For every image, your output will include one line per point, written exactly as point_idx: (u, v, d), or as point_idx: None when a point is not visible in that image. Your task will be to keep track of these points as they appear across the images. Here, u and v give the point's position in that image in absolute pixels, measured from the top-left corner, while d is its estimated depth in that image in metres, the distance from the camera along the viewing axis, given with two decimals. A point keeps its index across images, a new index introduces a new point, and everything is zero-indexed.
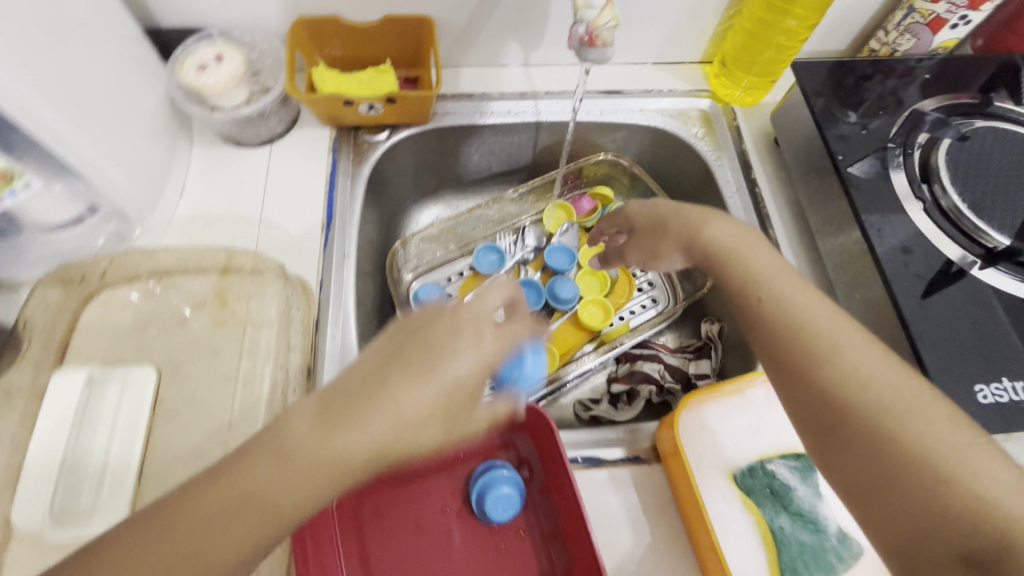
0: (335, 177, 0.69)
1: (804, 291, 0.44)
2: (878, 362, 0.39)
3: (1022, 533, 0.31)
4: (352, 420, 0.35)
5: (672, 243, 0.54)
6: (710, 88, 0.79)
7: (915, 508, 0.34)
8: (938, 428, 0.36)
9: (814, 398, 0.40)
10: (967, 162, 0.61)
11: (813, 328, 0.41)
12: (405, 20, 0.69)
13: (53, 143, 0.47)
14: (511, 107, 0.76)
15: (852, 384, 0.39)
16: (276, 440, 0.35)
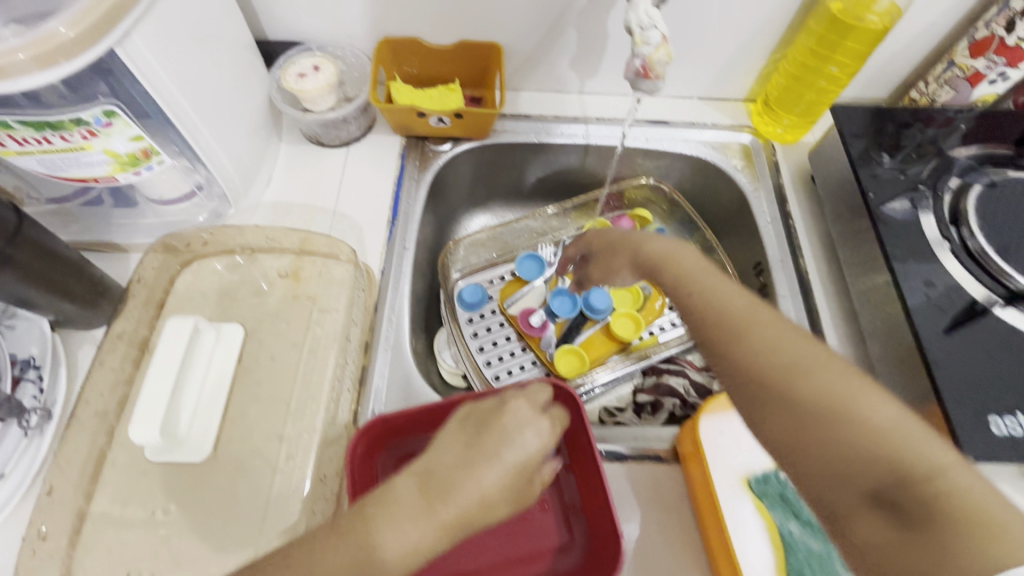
0: (402, 180, 0.76)
1: (718, 278, 0.48)
2: (775, 329, 0.44)
3: (913, 463, 0.36)
4: (443, 494, 0.39)
5: (621, 260, 0.59)
6: (752, 124, 0.84)
7: (830, 459, 0.38)
8: (837, 379, 0.40)
9: (732, 365, 0.44)
10: (995, 210, 0.64)
11: (727, 307, 0.46)
12: (477, 46, 0.77)
13: (189, 136, 0.57)
14: (564, 129, 0.83)
15: (766, 351, 0.43)
16: (366, 536, 0.38)
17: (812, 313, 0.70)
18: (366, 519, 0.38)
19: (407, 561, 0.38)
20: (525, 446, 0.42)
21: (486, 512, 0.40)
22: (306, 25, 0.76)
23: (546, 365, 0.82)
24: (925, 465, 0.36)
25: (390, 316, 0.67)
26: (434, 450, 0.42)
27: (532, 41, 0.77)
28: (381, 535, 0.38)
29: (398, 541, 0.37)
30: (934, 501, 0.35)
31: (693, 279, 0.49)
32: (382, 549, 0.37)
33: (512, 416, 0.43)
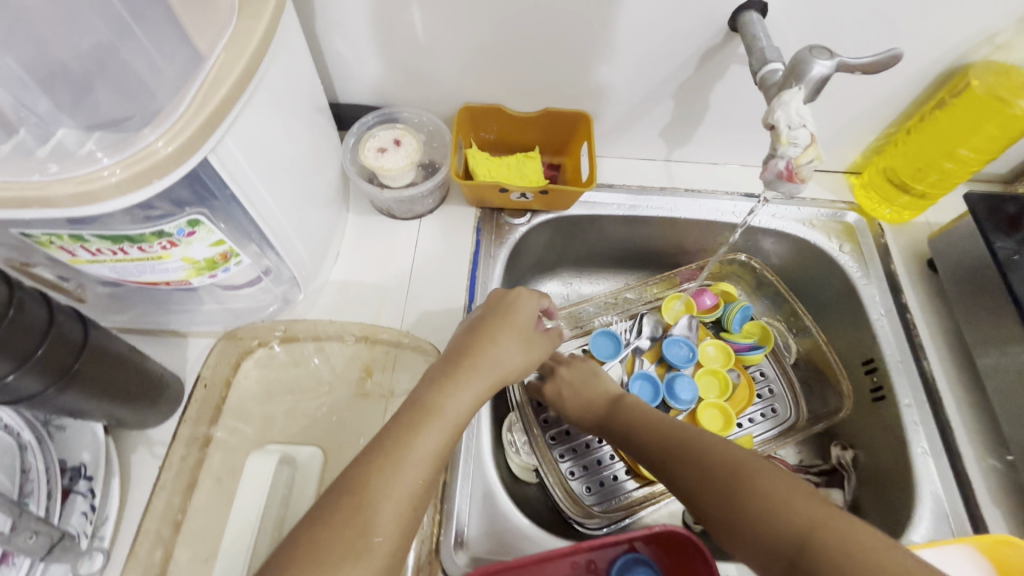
0: (478, 258, 0.70)
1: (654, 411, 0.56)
2: (708, 435, 0.49)
3: (811, 527, 0.39)
4: (482, 357, 0.51)
5: (584, 406, 0.63)
6: (855, 201, 0.76)
7: (761, 533, 0.41)
8: (748, 462, 0.45)
9: (673, 470, 0.49)
10: None
11: (666, 428, 0.53)
12: (564, 114, 0.71)
13: (259, 219, 0.50)
14: (651, 200, 0.77)
15: (690, 454, 0.48)
16: (430, 433, 0.44)
17: (942, 427, 0.62)
18: (428, 414, 0.45)
19: (432, 461, 0.43)
20: (530, 327, 0.57)
21: (513, 355, 0.54)
22: (383, 90, 0.71)
23: (626, 461, 0.73)
24: (805, 526, 0.39)
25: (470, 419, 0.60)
26: (434, 379, 0.49)
27: (623, 110, 0.72)
28: (428, 440, 0.44)
29: (457, 405, 0.47)
30: (842, 555, 0.37)
31: (642, 409, 0.57)
32: (447, 419, 0.46)
33: (529, 302, 0.58)
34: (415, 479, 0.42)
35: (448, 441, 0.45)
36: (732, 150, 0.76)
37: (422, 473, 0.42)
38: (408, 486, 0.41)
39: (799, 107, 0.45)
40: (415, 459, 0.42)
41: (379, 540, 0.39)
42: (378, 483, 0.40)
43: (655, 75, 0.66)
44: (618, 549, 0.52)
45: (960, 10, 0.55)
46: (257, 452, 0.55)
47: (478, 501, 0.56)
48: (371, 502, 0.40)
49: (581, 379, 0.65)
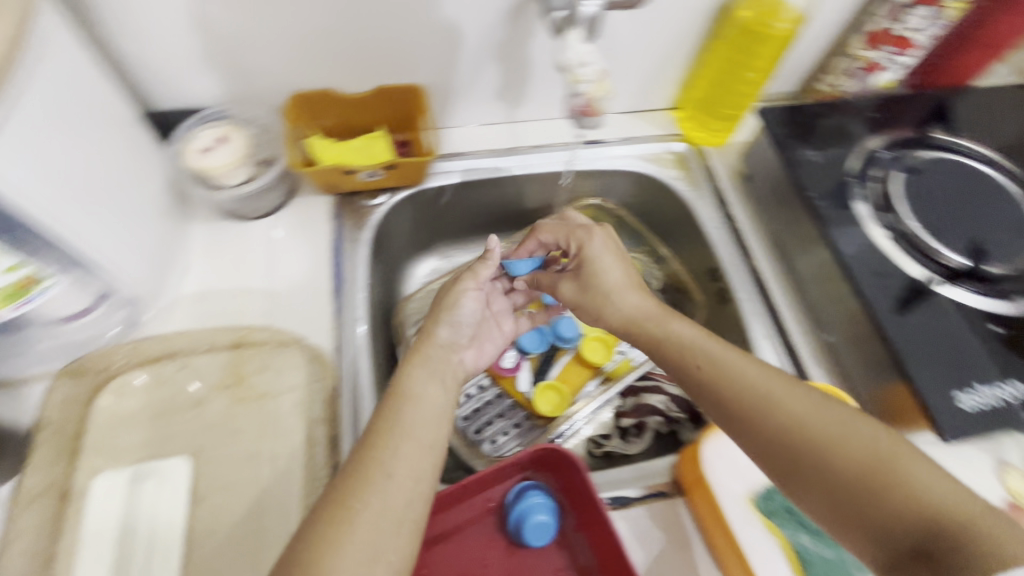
0: (340, 243, 0.71)
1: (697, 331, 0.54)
2: (742, 364, 0.50)
3: (946, 514, 0.38)
4: (425, 342, 0.57)
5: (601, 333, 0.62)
6: (681, 133, 0.85)
7: (835, 489, 0.43)
8: (822, 417, 0.45)
9: (723, 415, 0.49)
10: (922, 192, 0.66)
11: (721, 365, 0.50)
12: (396, 90, 0.72)
13: (58, 236, 0.46)
14: (501, 161, 0.81)
15: (732, 391, 0.49)
16: (408, 418, 0.49)
17: (774, 313, 0.70)
18: (399, 398, 0.50)
19: (420, 435, 0.48)
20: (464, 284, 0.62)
21: (450, 320, 0.60)
22: (203, 90, 0.68)
23: (524, 405, 0.79)
24: (952, 516, 0.38)
25: (354, 399, 0.61)
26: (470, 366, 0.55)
27: (454, 77, 0.74)
28: (407, 423, 0.48)
29: (418, 388, 0.52)
30: (968, 532, 0.37)
31: (657, 335, 0.56)
32: (423, 404, 0.50)
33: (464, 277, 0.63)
34: (400, 459, 0.46)
35: (430, 417, 0.50)
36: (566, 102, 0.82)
37: (414, 449, 0.47)
38: (394, 462, 0.45)
39: (580, 46, 0.50)
40: (405, 435, 0.47)
41: (406, 513, 0.44)
42: (371, 462, 0.45)
43: (472, 36, 0.69)
44: (512, 480, 0.56)
45: None
46: (104, 472, 0.53)
47: None
48: (357, 484, 0.44)
49: (596, 305, 0.62)
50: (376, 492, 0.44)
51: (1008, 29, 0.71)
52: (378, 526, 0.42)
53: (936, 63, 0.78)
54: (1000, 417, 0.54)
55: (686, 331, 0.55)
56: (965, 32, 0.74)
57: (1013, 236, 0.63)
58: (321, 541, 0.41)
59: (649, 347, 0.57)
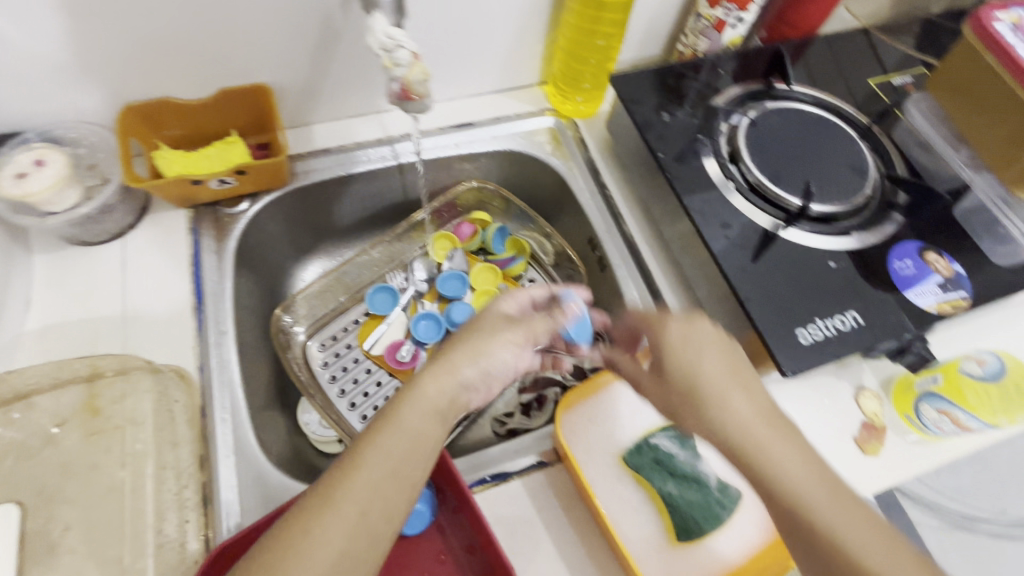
0: (199, 257, 0.68)
1: (746, 394, 0.49)
2: (773, 436, 0.47)
3: None
4: (445, 374, 0.50)
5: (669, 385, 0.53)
6: (553, 106, 0.85)
7: None
8: (868, 545, 0.42)
9: (762, 505, 0.46)
10: (764, 140, 0.68)
11: (763, 459, 0.46)
12: (238, 91, 0.69)
13: None
14: (370, 154, 0.80)
15: (761, 466, 0.46)
16: (390, 444, 0.46)
17: (645, 275, 0.73)
18: (391, 407, 0.48)
19: (390, 468, 0.45)
20: (505, 331, 0.53)
21: (483, 365, 0.51)
22: (20, 111, 0.63)
23: None
24: None
25: (224, 415, 0.59)
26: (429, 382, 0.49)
27: (302, 72, 0.71)
28: (389, 446, 0.46)
29: (427, 403, 0.48)
30: None
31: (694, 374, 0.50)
32: (406, 428, 0.47)
33: (504, 302, 0.56)
34: (367, 486, 0.44)
35: (406, 447, 0.46)
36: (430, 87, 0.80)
37: (383, 471, 0.45)
38: (375, 495, 0.44)
39: (386, 30, 0.49)
40: (366, 465, 0.44)
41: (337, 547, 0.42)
42: (326, 491, 0.43)
43: (309, 28, 0.66)
44: None
45: None
46: None
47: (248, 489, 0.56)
48: (313, 516, 0.42)
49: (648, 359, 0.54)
50: (315, 525, 0.42)
51: None
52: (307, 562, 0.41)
53: (783, 16, 0.81)
54: (834, 347, 0.57)
55: (728, 386, 0.49)
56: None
57: (848, 174, 0.67)
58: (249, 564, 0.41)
59: (690, 418, 0.50)
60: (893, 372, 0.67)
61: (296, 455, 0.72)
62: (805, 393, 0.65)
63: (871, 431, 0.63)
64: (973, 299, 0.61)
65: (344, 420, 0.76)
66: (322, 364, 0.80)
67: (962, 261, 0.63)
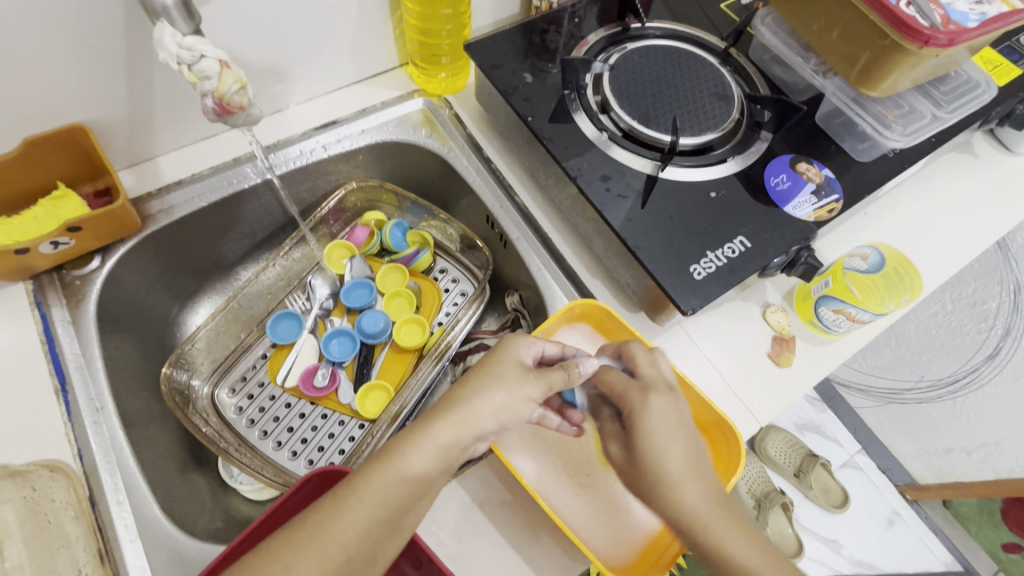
0: (52, 332, 0.60)
1: (684, 456, 0.48)
2: (686, 477, 0.48)
3: None
4: (462, 425, 0.47)
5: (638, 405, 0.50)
6: (419, 87, 0.81)
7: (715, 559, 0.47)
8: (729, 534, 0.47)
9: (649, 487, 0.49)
10: (627, 83, 0.67)
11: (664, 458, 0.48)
12: (48, 136, 0.60)
13: None
14: (231, 175, 0.72)
15: (672, 492, 0.48)
16: (385, 486, 0.44)
17: (546, 243, 0.71)
18: (400, 443, 0.46)
19: (382, 513, 0.44)
20: (527, 383, 0.51)
21: (503, 413, 0.49)
22: None
23: (354, 415, 0.75)
24: None
25: (119, 497, 0.54)
26: (437, 429, 0.47)
27: (121, 104, 0.63)
28: (391, 488, 0.44)
29: (430, 450, 0.46)
30: None
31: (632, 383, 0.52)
32: (407, 475, 0.45)
33: (522, 348, 0.53)
34: (355, 528, 0.43)
35: (404, 493, 0.44)
36: (280, 92, 0.74)
37: (376, 517, 0.43)
38: (366, 534, 0.43)
39: (176, 39, 0.44)
40: (359, 506, 0.43)
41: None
42: (317, 524, 0.43)
43: (110, 56, 0.58)
44: None
45: None
46: None
47: (165, 566, 0.53)
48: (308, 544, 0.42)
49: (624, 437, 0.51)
50: (303, 548, 0.42)
51: None
52: None
53: None
54: (728, 275, 0.58)
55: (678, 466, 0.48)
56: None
57: (713, 101, 0.67)
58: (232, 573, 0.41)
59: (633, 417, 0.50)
60: (792, 284, 0.70)
61: (227, 513, 0.67)
62: (717, 323, 0.67)
63: (782, 343, 0.66)
64: (846, 200, 0.63)
65: (273, 462, 0.72)
66: (237, 409, 0.75)
67: (830, 165, 0.66)
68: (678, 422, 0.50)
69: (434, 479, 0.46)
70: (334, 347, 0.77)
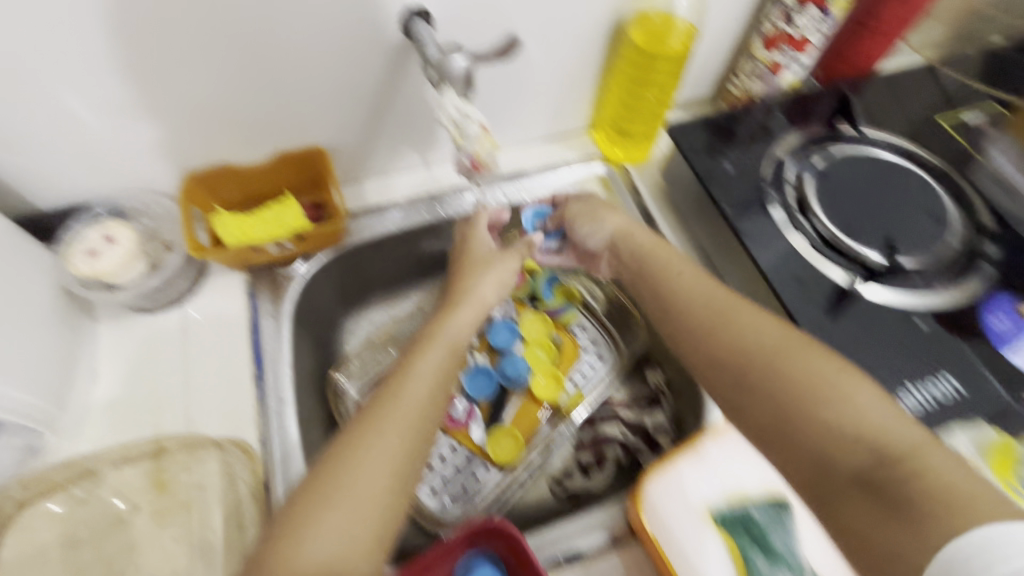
0: (257, 322, 0.68)
1: (820, 359, 0.48)
2: (890, 418, 0.44)
3: (953, 487, 0.39)
4: (460, 315, 0.63)
5: (745, 343, 0.52)
6: (601, 152, 0.84)
7: (836, 423, 0.44)
8: (885, 416, 0.44)
9: (765, 398, 0.49)
10: (832, 189, 0.66)
11: (804, 369, 0.48)
12: (296, 154, 0.70)
13: None
14: (423, 208, 0.78)
15: (852, 417, 0.44)
16: (408, 399, 0.53)
17: None
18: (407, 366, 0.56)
19: (415, 418, 0.52)
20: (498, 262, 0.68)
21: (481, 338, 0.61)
22: (87, 182, 0.65)
23: (482, 455, 0.76)
24: (904, 448, 0.42)
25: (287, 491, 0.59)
26: (431, 356, 0.57)
27: (355, 134, 0.72)
28: (395, 419, 0.51)
29: (437, 356, 0.57)
30: (925, 496, 0.39)
31: (710, 302, 0.56)
32: (418, 382, 0.55)
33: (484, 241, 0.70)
34: (396, 441, 0.50)
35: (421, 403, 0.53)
36: None
37: (388, 463, 0.49)
38: (380, 485, 0.48)
39: (457, 105, 0.48)
40: (391, 419, 0.51)
41: (377, 493, 0.47)
42: (352, 450, 0.49)
43: (363, 97, 0.67)
44: (458, 553, 0.56)
45: None
46: None
47: None
48: (326, 497, 0.46)
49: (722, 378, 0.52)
50: (344, 464, 0.48)
51: (900, 21, 0.73)
52: (341, 516, 0.45)
53: (840, 54, 0.79)
54: (928, 416, 0.54)
55: (807, 359, 0.48)
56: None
57: (926, 222, 0.64)
58: (303, 522, 0.45)
59: (726, 340, 0.53)
60: None
61: None
62: None
63: None
64: None
65: None
66: None
67: None
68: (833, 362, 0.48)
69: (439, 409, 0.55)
70: (473, 384, 0.80)
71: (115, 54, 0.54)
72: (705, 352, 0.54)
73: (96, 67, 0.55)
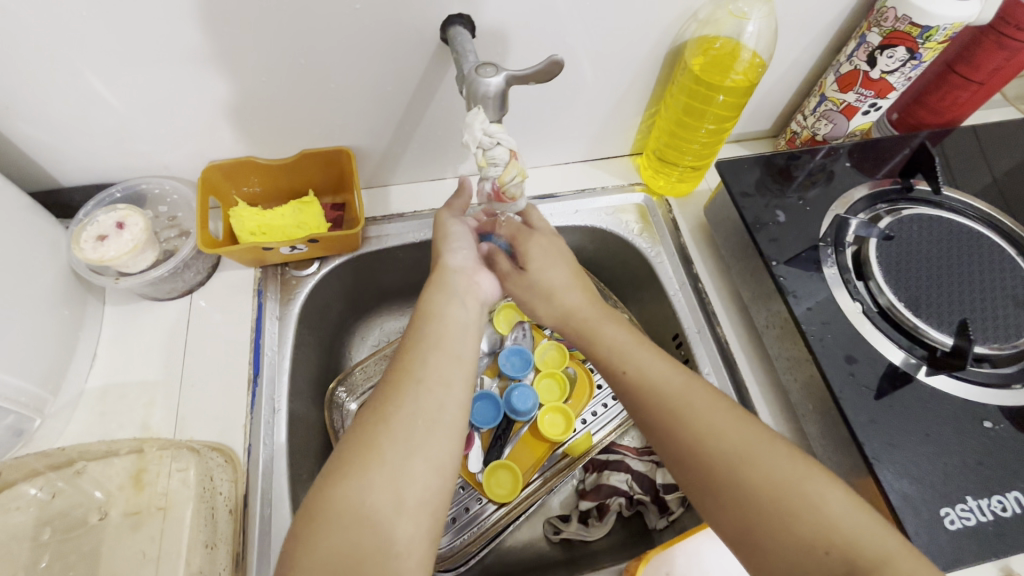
0: (261, 322, 0.65)
1: (779, 458, 0.44)
2: (842, 514, 0.41)
3: (865, 559, 0.39)
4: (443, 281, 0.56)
5: (709, 428, 0.46)
6: (643, 181, 0.78)
7: (796, 533, 0.41)
8: (840, 517, 0.41)
9: (724, 503, 0.44)
10: (899, 256, 0.59)
11: (770, 476, 0.43)
12: (322, 153, 0.67)
13: None
14: None
15: (824, 525, 0.41)
16: (427, 371, 0.48)
17: (739, 390, 0.62)
18: (423, 334, 0.51)
19: (429, 395, 0.46)
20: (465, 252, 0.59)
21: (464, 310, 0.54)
22: (111, 162, 0.63)
23: (476, 486, 0.72)
24: (868, 559, 0.39)
25: (266, 509, 0.55)
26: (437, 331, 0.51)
27: (385, 138, 0.68)
28: (410, 404, 0.46)
29: (442, 330, 0.51)
30: None
31: (661, 396, 0.48)
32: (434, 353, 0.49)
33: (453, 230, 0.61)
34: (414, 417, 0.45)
35: (440, 383, 0.47)
36: None
37: (407, 439, 0.44)
38: (410, 475, 0.42)
39: (485, 126, 0.44)
40: (409, 399, 0.46)
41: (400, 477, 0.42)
42: (365, 437, 0.44)
43: (395, 102, 0.64)
44: None
45: (644, 7, 0.58)
46: None
47: None
48: (343, 499, 0.41)
49: (677, 455, 0.47)
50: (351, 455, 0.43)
51: (1001, 66, 0.63)
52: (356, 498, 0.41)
53: (924, 100, 0.71)
54: (989, 537, 0.46)
55: (767, 457, 0.44)
56: (992, 27, 0.61)
57: (1006, 306, 0.56)
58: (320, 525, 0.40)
59: (685, 424, 0.47)
60: None
61: None
62: None
63: None
64: None
65: None
66: None
67: None
68: (782, 461, 0.44)
69: (460, 385, 0.48)
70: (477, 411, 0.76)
71: (143, 41, 0.52)
72: (669, 453, 0.47)
73: (121, 51, 0.52)
